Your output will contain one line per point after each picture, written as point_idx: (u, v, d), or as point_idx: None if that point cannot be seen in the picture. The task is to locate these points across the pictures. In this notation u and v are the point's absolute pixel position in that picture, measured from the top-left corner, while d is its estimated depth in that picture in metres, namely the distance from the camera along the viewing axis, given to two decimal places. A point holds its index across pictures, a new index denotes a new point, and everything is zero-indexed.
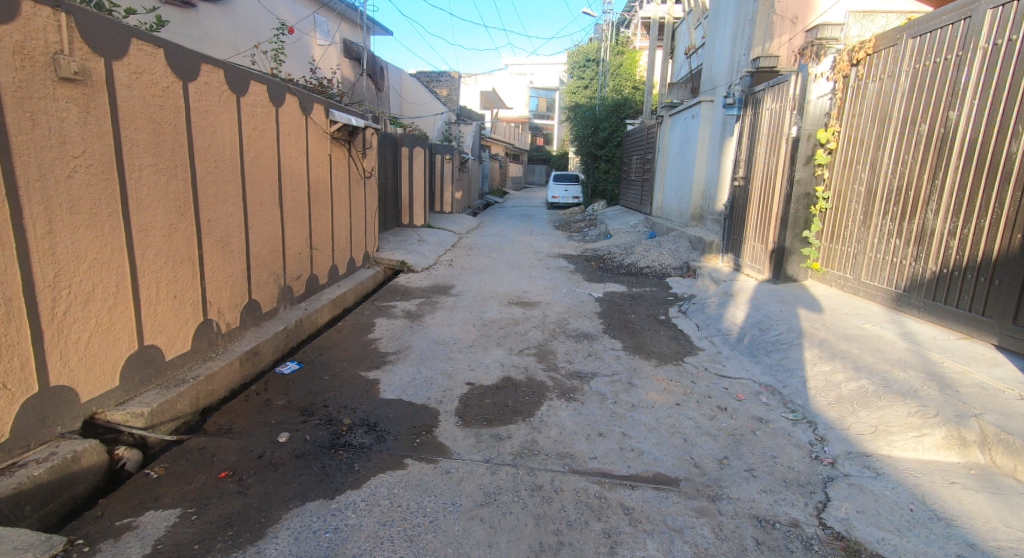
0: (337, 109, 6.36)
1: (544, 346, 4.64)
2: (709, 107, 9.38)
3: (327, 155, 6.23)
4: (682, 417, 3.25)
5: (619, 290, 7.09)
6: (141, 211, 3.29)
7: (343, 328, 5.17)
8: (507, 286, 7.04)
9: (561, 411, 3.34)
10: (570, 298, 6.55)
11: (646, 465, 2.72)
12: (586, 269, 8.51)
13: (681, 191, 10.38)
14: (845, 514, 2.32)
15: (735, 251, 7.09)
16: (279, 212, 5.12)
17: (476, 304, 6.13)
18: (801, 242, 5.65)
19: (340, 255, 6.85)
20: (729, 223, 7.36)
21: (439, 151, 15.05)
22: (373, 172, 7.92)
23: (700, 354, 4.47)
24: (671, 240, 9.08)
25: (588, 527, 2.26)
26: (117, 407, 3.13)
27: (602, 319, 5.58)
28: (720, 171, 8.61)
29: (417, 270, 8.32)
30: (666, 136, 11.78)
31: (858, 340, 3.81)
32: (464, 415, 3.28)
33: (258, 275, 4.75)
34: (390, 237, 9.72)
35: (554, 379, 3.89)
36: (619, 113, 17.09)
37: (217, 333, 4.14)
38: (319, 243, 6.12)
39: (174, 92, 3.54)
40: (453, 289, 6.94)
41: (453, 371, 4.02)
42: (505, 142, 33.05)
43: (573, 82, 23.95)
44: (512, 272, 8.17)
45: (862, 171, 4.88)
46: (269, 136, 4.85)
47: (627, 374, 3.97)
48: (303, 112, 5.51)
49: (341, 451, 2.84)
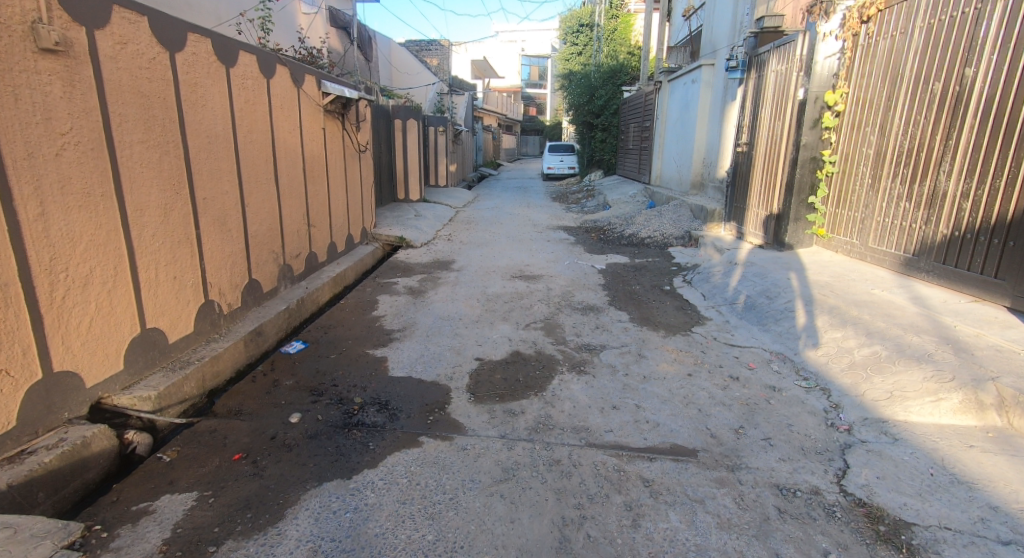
0: (330, 79, 6.16)
1: (551, 319, 4.60)
2: (711, 71, 9.17)
3: (322, 128, 6.06)
4: (695, 388, 3.24)
5: (622, 261, 7.04)
6: (135, 190, 3.18)
7: (346, 306, 5.11)
8: (509, 260, 6.98)
9: (574, 385, 3.32)
10: (572, 270, 6.49)
11: (663, 437, 2.70)
12: (586, 240, 8.45)
13: (681, 158, 10.26)
14: (865, 480, 2.31)
15: (738, 219, 7.03)
16: (276, 189, 5.00)
17: (478, 279, 6.08)
18: (806, 208, 5.62)
19: (338, 232, 6.74)
20: (731, 190, 7.30)
21: (432, 123, 14.74)
22: (367, 146, 7.74)
23: (708, 324, 4.44)
24: (672, 209, 8.99)
25: (609, 500, 2.25)
26: (124, 391, 3.08)
27: (607, 291, 5.53)
28: (721, 137, 8.51)
29: (416, 246, 8.23)
30: (665, 103, 11.54)
31: (868, 306, 3.79)
32: (476, 390, 3.25)
33: (257, 254, 4.66)
34: (387, 213, 9.59)
35: (563, 352, 3.87)
36: (614, 80, 16.75)
37: (220, 315, 4.08)
38: (316, 221, 6.01)
39: (162, 63, 3.39)
40: (454, 264, 6.87)
41: (461, 347, 3.98)
42: (498, 112, 32.51)
43: (567, 49, 23.45)
44: (512, 245, 8.10)
45: (872, 133, 4.79)
46: (261, 109, 4.69)
47: (637, 346, 3.95)
48: (295, 83, 5.32)
49: (354, 430, 2.81)
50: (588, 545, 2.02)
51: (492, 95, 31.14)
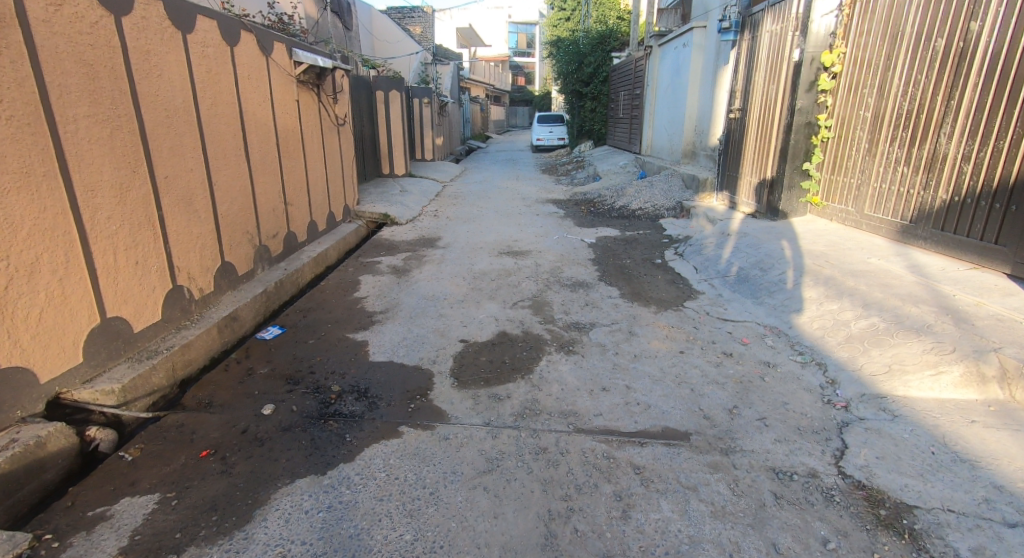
0: (300, 48, 5.83)
1: (539, 297, 4.45)
2: (702, 33, 8.85)
3: (295, 101, 5.77)
4: (687, 366, 3.11)
5: (612, 234, 6.87)
6: (84, 169, 2.96)
7: (327, 287, 4.93)
8: (497, 236, 6.79)
9: (562, 366, 3.19)
10: (562, 245, 6.32)
11: (654, 420, 2.58)
12: (576, 213, 8.25)
13: (673, 126, 10.01)
14: (865, 461, 2.20)
15: (731, 188, 6.86)
16: (247, 166, 4.76)
17: (465, 256, 5.89)
18: (800, 175, 5.46)
19: (318, 210, 6.51)
20: (724, 157, 7.12)
21: (416, 94, 14.31)
22: (346, 119, 7.43)
23: (700, 298, 4.31)
24: (663, 180, 8.79)
25: (597, 490, 2.13)
26: (84, 385, 2.92)
27: (597, 266, 5.38)
28: (714, 103, 8.25)
29: (402, 223, 8.01)
30: (656, 69, 11.20)
31: (865, 275, 3.66)
32: (460, 375, 3.11)
33: (229, 236, 4.45)
34: (371, 189, 9.33)
35: (552, 332, 3.73)
36: (603, 46, 16.28)
37: (190, 300, 3.88)
38: (293, 199, 5.77)
39: (104, 29, 3.13)
40: (440, 241, 6.67)
41: (446, 328, 3.83)
42: (485, 82, 31.77)
43: (555, 15, 22.80)
44: (500, 219, 7.89)
45: (869, 95, 4.60)
46: (226, 80, 4.42)
47: (627, 323, 3.81)
48: (262, 52, 5.02)
49: (331, 421, 2.66)
50: (574, 540, 1.90)
51: (478, 65, 30.38)
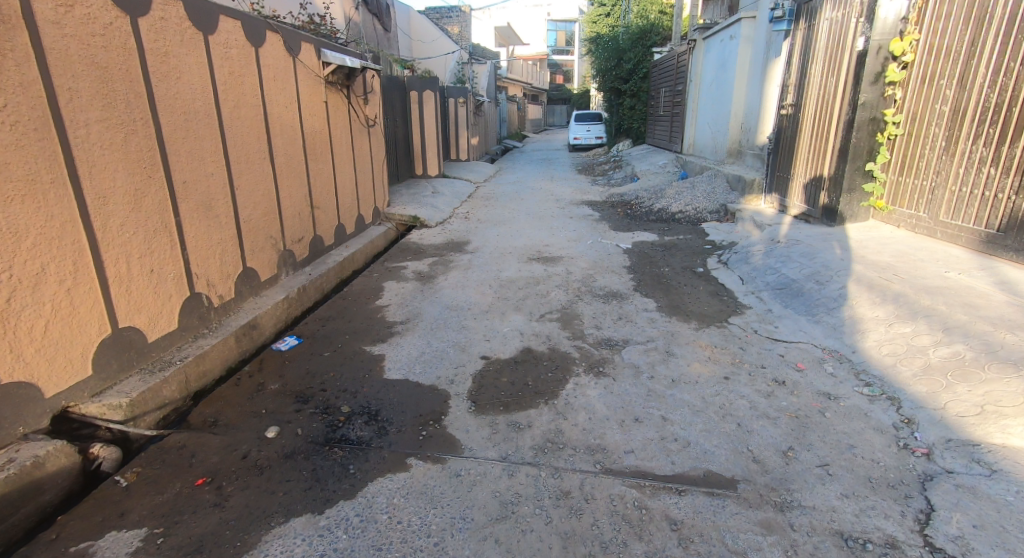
0: (330, 48, 5.70)
1: (568, 308, 4.16)
2: (751, 25, 8.39)
3: (323, 102, 5.63)
4: (732, 395, 2.76)
5: (650, 239, 6.50)
6: (95, 176, 2.83)
7: (349, 294, 4.77)
8: (527, 240, 6.53)
9: (590, 391, 2.90)
10: (595, 250, 6.00)
11: (694, 461, 2.26)
12: (612, 216, 7.90)
13: (717, 124, 9.51)
14: (958, 530, 1.82)
15: (781, 191, 6.40)
16: (271, 169, 4.62)
17: (493, 262, 5.65)
18: (863, 177, 5.13)
19: (346, 213, 6.37)
20: (774, 157, 6.65)
21: (451, 94, 14.19)
22: (377, 120, 7.29)
23: (746, 314, 3.92)
24: (705, 180, 8.32)
25: (627, 550, 1.83)
26: (92, 399, 2.77)
27: (633, 275, 5.04)
28: (764, 99, 7.74)
29: (432, 225, 7.83)
30: (699, 64, 10.70)
31: (943, 293, 3.22)
32: (477, 398, 2.85)
33: (251, 240, 4.30)
34: (403, 190, 9.20)
35: (580, 350, 3.43)
36: (644, 42, 15.78)
37: (209, 308, 3.73)
38: (320, 202, 5.63)
39: (120, 29, 3.01)
40: (469, 245, 6.45)
41: (467, 343, 3.58)
42: (522, 81, 31.56)
43: (595, 11, 22.39)
44: (533, 222, 7.62)
45: (948, 88, 4.30)
46: (251, 80, 4.28)
47: (664, 342, 3.47)
48: (289, 52, 4.88)
49: (336, 449, 2.44)
50: None
51: (516, 63, 30.20)
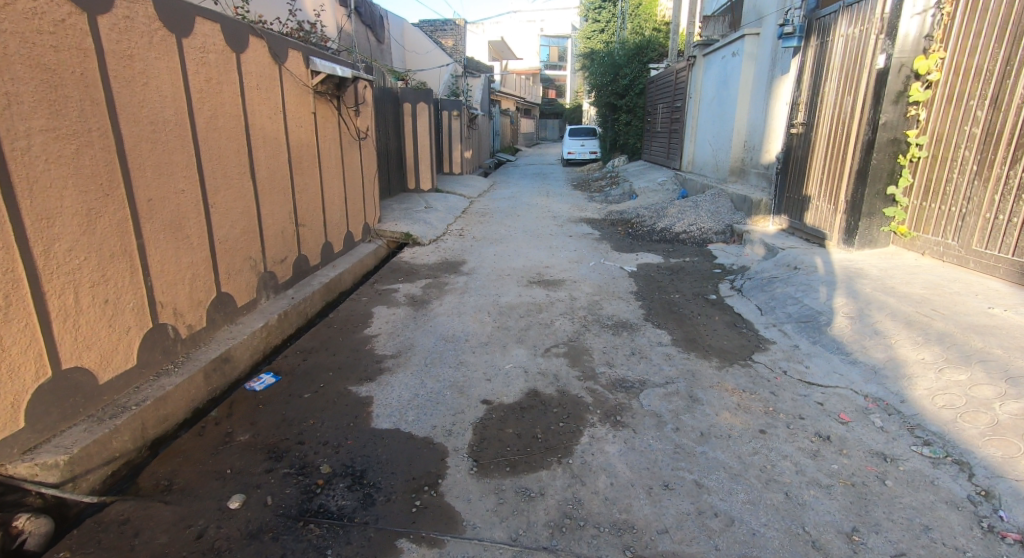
0: (319, 56, 5.34)
1: (576, 341, 3.80)
2: (755, 42, 8.18)
3: (310, 113, 5.26)
4: (773, 455, 2.41)
5: (655, 261, 6.18)
6: (38, 194, 2.43)
7: (335, 321, 4.37)
8: (526, 260, 6.19)
9: (609, 446, 2.53)
10: (599, 273, 5.67)
11: (742, 547, 1.90)
12: (613, 235, 7.59)
13: (718, 142, 9.28)
14: None
15: (792, 213, 6.13)
16: (252, 185, 4.22)
17: (490, 285, 5.29)
18: (883, 201, 4.85)
19: (334, 230, 5.99)
20: (783, 178, 6.40)
21: (444, 106, 13.92)
22: (368, 132, 6.93)
23: (771, 350, 3.59)
24: (708, 199, 8.04)
25: None
26: (23, 457, 2.32)
27: (641, 302, 4.70)
28: (769, 116, 7.49)
29: (425, 243, 7.46)
30: (699, 80, 10.50)
31: (995, 335, 2.92)
32: (480, 455, 2.47)
33: (227, 263, 3.89)
34: (395, 206, 8.84)
35: (593, 393, 3.07)
36: (640, 58, 15.65)
37: (175, 340, 3.30)
38: (305, 219, 5.23)
39: (75, 28, 2.63)
40: (464, 265, 6.09)
41: (465, 382, 3.20)
42: (515, 94, 31.48)
43: (589, 26, 22.38)
44: (530, 241, 7.28)
45: (980, 109, 4.04)
46: (231, 88, 3.90)
47: (685, 385, 3.12)
48: (274, 59, 4.51)
49: (311, 525, 2.04)
50: None
51: (509, 77, 30.13)
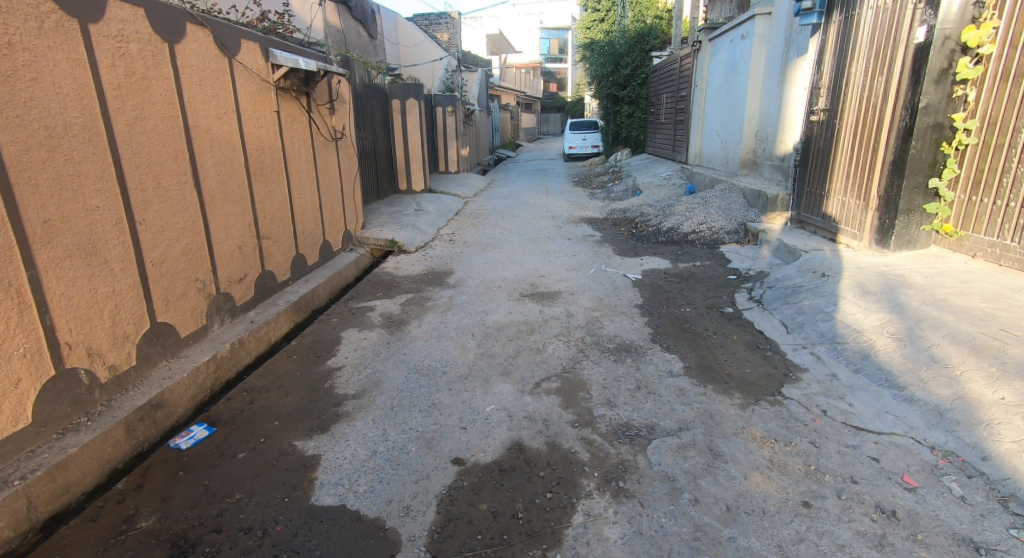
0: (281, 48, 4.77)
1: (571, 373, 3.22)
2: (766, 23, 7.55)
3: (272, 112, 4.70)
4: (827, 544, 1.83)
5: (662, 267, 5.59)
6: None
7: (295, 349, 3.82)
8: (519, 269, 5.63)
9: (610, 532, 1.97)
10: (599, 282, 5.10)
11: None
12: (615, 237, 7.02)
13: (727, 132, 8.67)
14: None
15: (813, 210, 5.53)
16: (198, 195, 3.67)
17: (478, 300, 4.73)
18: (924, 195, 4.24)
19: (306, 240, 5.43)
20: (802, 170, 5.79)
21: (438, 102, 13.36)
22: (344, 131, 6.36)
23: (804, 381, 3.01)
24: (718, 195, 7.43)
25: None
26: None
27: (648, 317, 4.14)
28: (784, 103, 6.86)
29: (412, 250, 6.89)
30: (705, 67, 9.86)
31: None
32: (442, 548, 1.92)
33: (166, 288, 3.34)
34: (383, 210, 8.31)
35: (590, 445, 2.50)
36: (642, 46, 14.97)
37: (90, 387, 2.76)
38: (270, 230, 4.69)
39: None
40: (452, 276, 5.54)
41: (436, 433, 2.64)
42: (515, 89, 30.86)
43: (589, 16, 21.77)
44: (526, 245, 6.71)
45: None
46: (162, 84, 3.34)
47: (703, 433, 2.54)
48: (222, 50, 3.95)
49: None
50: None
51: (508, 71, 29.48)
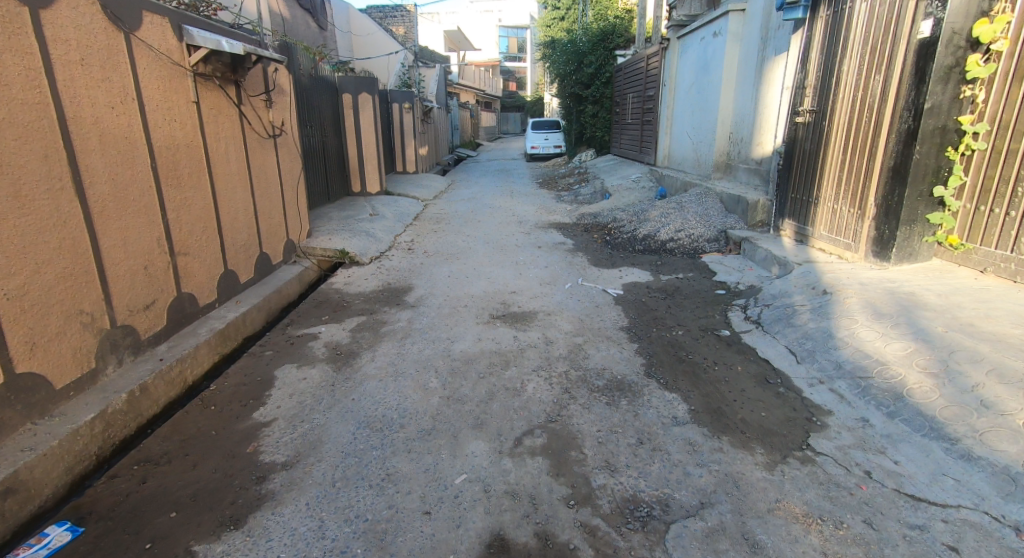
0: (198, 26, 4.08)
1: (558, 424, 2.66)
2: (739, 20, 7.17)
3: (188, 101, 3.99)
4: None
5: (642, 280, 5.12)
6: None
7: (209, 394, 3.11)
8: (487, 284, 5.03)
9: None
10: (577, 300, 4.58)
11: None
12: (588, 245, 6.52)
13: (699, 133, 8.29)
14: None
15: (800, 217, 5.16)
16: (78, 205, 2.96)
17: (441, 325, 4.10)
18: (926, 204, 3.86)
19: (236, 254, 4.67)
20: (785, 174, 5.41)
21: (394, 99, 12.60)
22: (282, 128, 5.62)
23: (832, 429, 2.49)
24: (693, 199, 7.04)
25: None
26: None
27: (638, 344, 3.63)
28: (761, 104, 6.49)
29: (364, 261, 6.18)
30: (674, 65, 9.47)
31: None
32: None
33: (31, 325, 2.63)
34: (334, 215, 7.55)
35: (593, 537, 1.95)
36: (606, 44, 14.59)
37: None
38: (187, 244, 3.96)
39: None
40: (410, 294, 4.88)
41: (390, 524, 2.03)
42: (475, 87, 30.19)
43: (551, 14, 21.36)
44: (493, 255, 6.12)
45: None
46: (19, 65, 2.64)
47: (731, 512, 2.03)
48: (113, 24, 3.26)
49: None
50: None
51: (467, 68, 28.79)
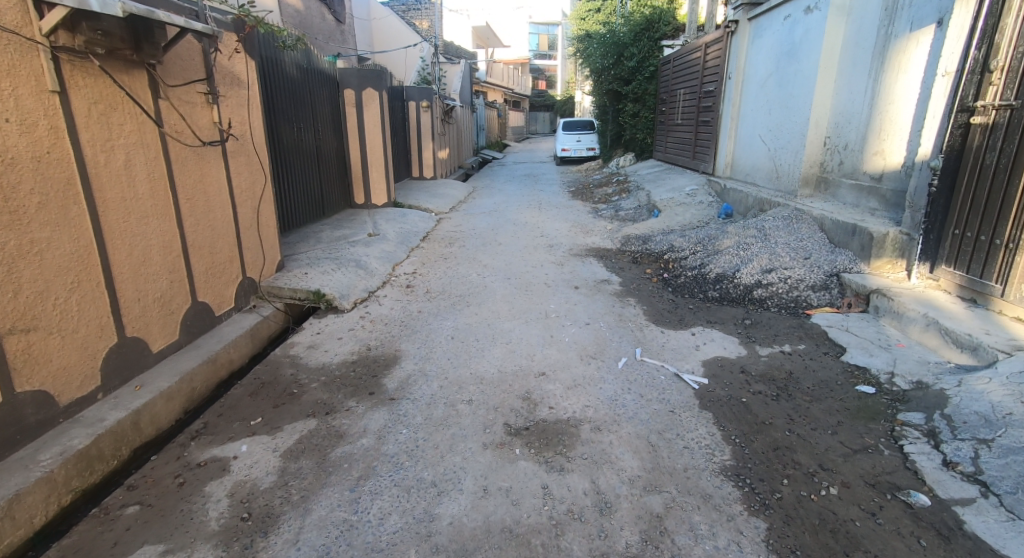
0: None
1: None
2: None
3: (35, 90, 2.54)
4: None
5: (731, 354, 3.49)
6: None
7: None
8: (504, 358, 3.48)
9: None
10: (640, 396, 2.98)
11: None
12: (643, 286, 4.91)
13: (780, 138, 6.57)
14: None
15: (973, 264, 3.46)
16: None
17: (425, 446, 2.56)
18: None
19: (143, 314, 3.22)
20: (940, 199, 3.70)
21: (411, 96, 11.19)
22: (234, 131, 4.15)
23: None
24: (781, 223, 5.35)
25: None
26: None
27: (764, 522, 2.02)
28: (886, 97, 4.77)
29: (344, 305, 4.69)
30: (743, 53, 7.75)
31: None
32: None
33: None
34: (320, 237, 6.11)
35: None
36: (650, 33, 12.90)
37: None
38: (33, 316, 2.51)
39: None
40: (392, 372, 3.37)
41: None
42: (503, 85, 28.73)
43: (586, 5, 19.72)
44: (515, 301, 4.57)
45: None
46: None
47: None
48: None
49: None
50: None
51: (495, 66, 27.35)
